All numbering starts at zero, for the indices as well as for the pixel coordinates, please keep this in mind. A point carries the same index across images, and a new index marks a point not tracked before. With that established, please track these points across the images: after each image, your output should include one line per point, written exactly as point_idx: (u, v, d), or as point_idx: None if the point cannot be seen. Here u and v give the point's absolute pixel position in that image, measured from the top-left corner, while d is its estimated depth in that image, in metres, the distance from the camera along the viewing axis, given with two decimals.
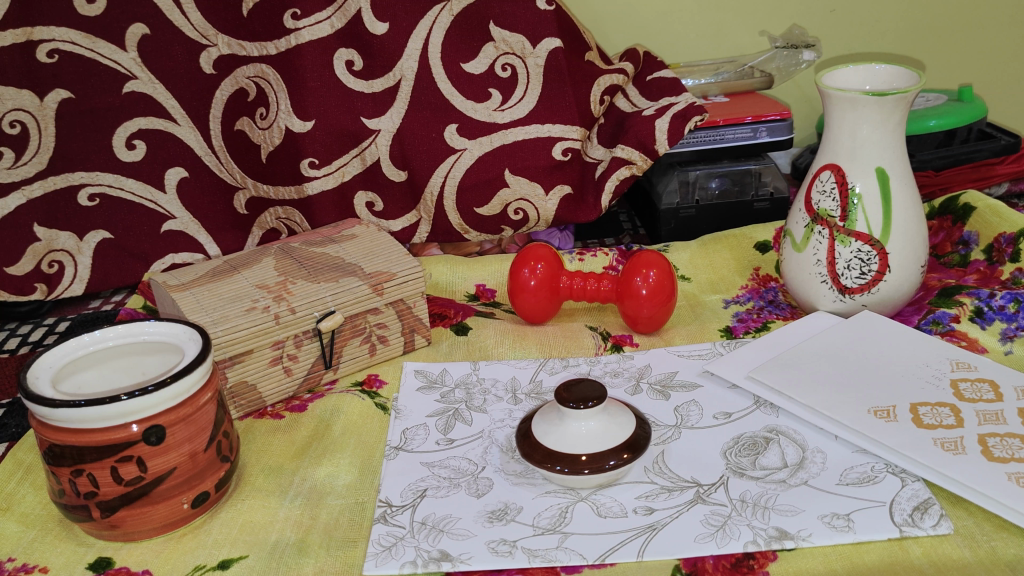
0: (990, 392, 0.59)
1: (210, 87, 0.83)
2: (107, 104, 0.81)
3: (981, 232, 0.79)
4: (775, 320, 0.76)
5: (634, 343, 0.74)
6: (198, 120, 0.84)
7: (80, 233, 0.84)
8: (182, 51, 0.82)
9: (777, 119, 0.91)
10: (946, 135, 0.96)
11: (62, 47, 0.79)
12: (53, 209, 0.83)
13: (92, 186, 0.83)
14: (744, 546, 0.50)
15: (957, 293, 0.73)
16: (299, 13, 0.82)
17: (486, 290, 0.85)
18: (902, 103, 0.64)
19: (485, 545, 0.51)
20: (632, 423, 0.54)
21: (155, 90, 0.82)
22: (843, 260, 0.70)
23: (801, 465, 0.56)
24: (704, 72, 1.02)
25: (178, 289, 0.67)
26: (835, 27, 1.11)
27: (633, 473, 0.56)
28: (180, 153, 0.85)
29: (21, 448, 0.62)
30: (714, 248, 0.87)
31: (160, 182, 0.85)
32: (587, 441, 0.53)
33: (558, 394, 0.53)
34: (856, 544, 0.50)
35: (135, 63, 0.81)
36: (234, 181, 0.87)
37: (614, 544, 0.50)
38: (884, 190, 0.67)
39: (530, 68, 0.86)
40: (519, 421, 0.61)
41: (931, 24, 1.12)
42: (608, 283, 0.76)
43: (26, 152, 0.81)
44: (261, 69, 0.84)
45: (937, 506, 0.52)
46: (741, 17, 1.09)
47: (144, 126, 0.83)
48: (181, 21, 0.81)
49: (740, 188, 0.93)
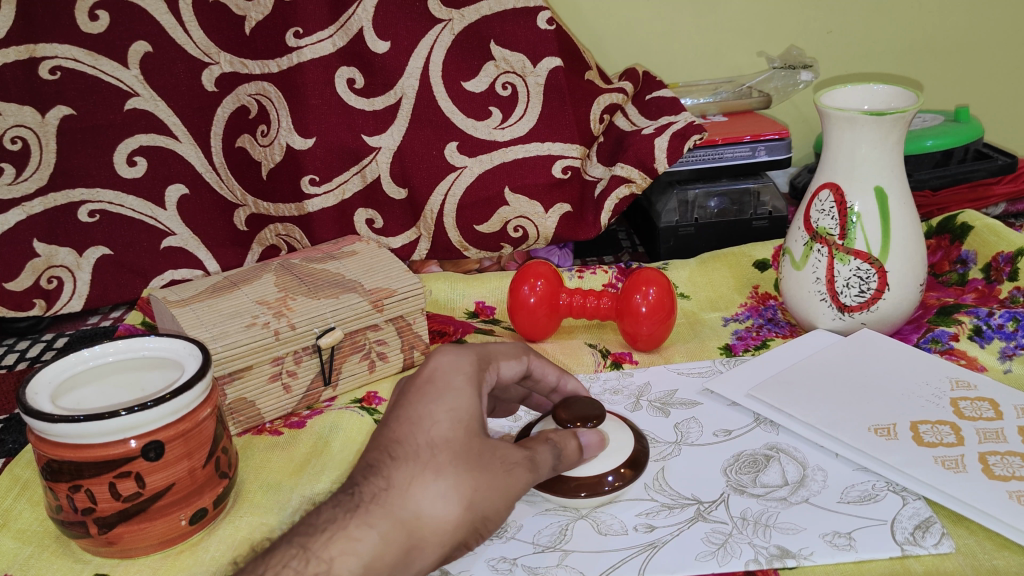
0: (990, 410, 0.59)
1: (212, 104, 0.84)
2: (108, 121, 0.81)
3: (979, 251, 0.79)
4: (775, 338, 0.76)
5: (634, 360, 0.74)
6: (200, 137, 0.84)
7: (79, 249, 0.84)
8: (184, 69, 0.82)
9: (775, 138, 0.91)
10: (944, 155, 0.96)
11: (64, 64, 0.79)
12: (54, 225, 0.83)
13: (92, 204, 0.83)
14: (746, 564, 0.49)
15: (955, 312, 0.74)
16: (301, 32, 0.83)
17: (486, 307, 0.85)
18: (900, 123, 0.65)
19: (485, 563, 0.51)
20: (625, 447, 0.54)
21: (157, 108, 0.82)
22: (841, 278, 0.70)
23: (802, 483, 0.56)
24: (703, 92, 1.03)
25: (178, 305, 0.67)
26: (832, 48, 1.12)
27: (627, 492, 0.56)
28: (181, 171, 0.85)
29: (18, 465, 0.62)
30: (713, 265, 0.88)
31: (160, 200, 0.85)
32: (581, 464, 0.53)
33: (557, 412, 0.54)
34: (858, 564, 0.49)
35: (136, 81, 0.81)
36: (235, 198, 0.87)
37: (614, 562, 0.50)
38: (882, 209, 0.68)
39: (530, 87, 0.87)
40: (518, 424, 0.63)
41: (929, 44, 1.13)
42: (608, 300, 0.76)
43: (26, 167, 0.81)
44: (262, 87, 0.84)
45: (938, 525, 0.51)
46: (738, 38, 1.10)
47: (145, 143, 0.83)
48: (183, 39, 0.81)
49: (739, 207, 0.93)
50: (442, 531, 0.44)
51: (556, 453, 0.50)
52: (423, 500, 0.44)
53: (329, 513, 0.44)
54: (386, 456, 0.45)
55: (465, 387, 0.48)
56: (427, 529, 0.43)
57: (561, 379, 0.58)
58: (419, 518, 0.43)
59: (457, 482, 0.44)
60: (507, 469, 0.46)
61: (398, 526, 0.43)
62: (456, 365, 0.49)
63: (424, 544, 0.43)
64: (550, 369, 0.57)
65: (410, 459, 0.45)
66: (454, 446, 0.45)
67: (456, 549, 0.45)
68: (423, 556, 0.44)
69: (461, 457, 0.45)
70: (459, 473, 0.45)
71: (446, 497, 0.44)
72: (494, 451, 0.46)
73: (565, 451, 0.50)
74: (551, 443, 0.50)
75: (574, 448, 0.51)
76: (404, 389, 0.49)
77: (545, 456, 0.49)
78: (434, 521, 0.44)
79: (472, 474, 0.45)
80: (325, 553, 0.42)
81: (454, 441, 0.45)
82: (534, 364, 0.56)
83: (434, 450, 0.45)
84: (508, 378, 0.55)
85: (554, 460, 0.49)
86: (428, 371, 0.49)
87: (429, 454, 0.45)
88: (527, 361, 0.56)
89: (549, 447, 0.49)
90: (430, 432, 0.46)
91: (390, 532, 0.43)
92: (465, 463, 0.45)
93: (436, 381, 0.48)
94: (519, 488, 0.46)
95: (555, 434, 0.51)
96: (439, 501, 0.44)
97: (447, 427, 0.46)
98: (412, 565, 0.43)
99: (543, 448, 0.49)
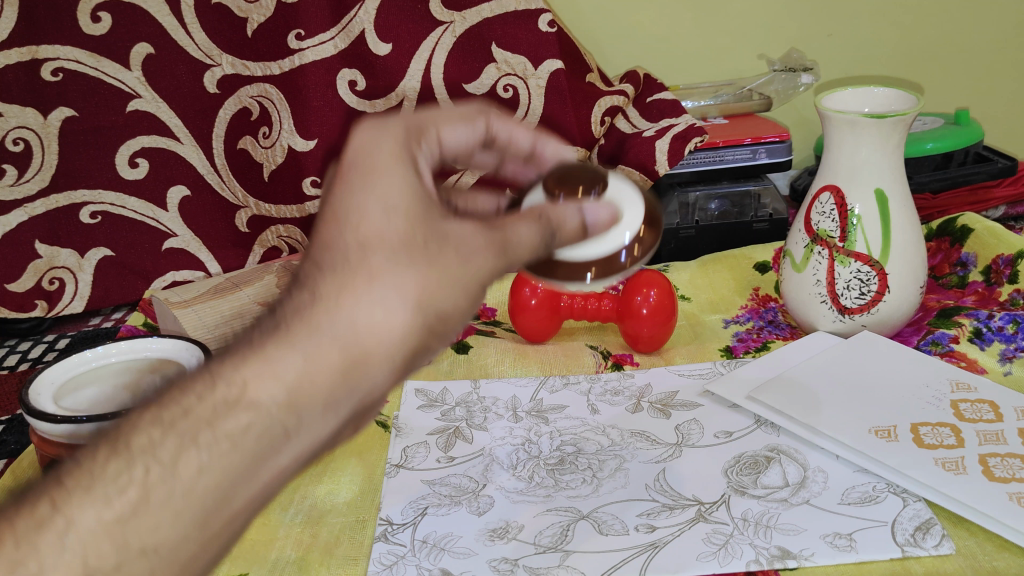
0: (990, 412, 0.60)
1: (214, 106, 0.84)
2: (110, 122, 0.81)
3: (979, 253, 0.80)
4: (775, 340, 0.76)
5: (635, 362, 0.74)
6: (202, 139, 0.84)
7: (81, 250, 0.84)
8: (186, 71, 0.82)
9: (776, 141, 0.92)
10: (943, 158, 0.97)
11: (66, 65, 0.78)
12: (56, 226, 0.83)
13: (93, 205, 0.83)
14: (747, 564, 0.49)
15: (956, 314, 0.74)
16: (303, 34, 0.83)
17: (486, 309, 0.85)
18: (901, 125, 0.65)
19: (487, 563, 0.51)
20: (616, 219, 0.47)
21: (159, 109, 0.82)
22: (842, 280, 0.70)
23: (803, 484, 0.56)
24: (703, 95, 1.03)
25: (180, 306, 0.67)
26: (832, 51, 1.12)
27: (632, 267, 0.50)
28: (182, 172, 0.85)
29: (20, 466, 0.61)
30: (714, 268, 0.88)
31: (161, 200, 0.85)
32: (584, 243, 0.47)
33: (549, 185, 0.48)
34: (859, 565, 0.49)
35: (138, 82, 0.81)
36: (235, 199, 0.87)
37: (616, 562, 0.50)
38: (882, 211, 0.68)
39: (532, 89, 0.87)
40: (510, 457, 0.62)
41: (928, 47, 1.13)
42: (608, 302, 0.76)
43: (28, 169, 0.80)
44: (264, 88, 0.84)
45: (939, 526, 0.52)
46: (739, 41, 1.10)
47: (147, 144, 0.83)
48: (185, 41, 0.81)
49: (739, 210, 0.93)
50: (395, 342, 0.34)
51: (544, 233, 0.42)
52: (363, 310, 0.33)
53: (248, 338, 0.33)
54: (312, 265, 0.34)
55: (396, 164, 0.37)
56: (373, 345, 0.33)
57: (534, 141, 0.51)
58: (362, 331, 0.33)
59: (406, 279, 0.34)
60: (467, 257, 0.37)
61: (334, 347, 0.32)
62: (378, 139, 0.38)
63: (372, 363, 0.34)
64: (512, 128, 0.49)
65: (337, 261, 0.34)
66: (396, 234, 0.35)
67: (414, 360, 0.36)
68: (373, 379, 0.34)
69: (405, 246, 0.35)
70: (408, 267, 0.34)
71: (392, 301, 0.34)
72: (448, 235, 0.37)
73: (558, 228, 0.43)
74: (544, 222, 0.42)
75: (574, 225, 0.44)
76: (330, 178, 0.37)
77: (525, 235, 0.40)
78: (382, 332, 0.33)
79: (423, 265, 0.35)
80: (235, 376, 0.32)
81: (394, 230, 0.35)
82: (493, 123, 0.48)
83: (368, 246, 0.34)
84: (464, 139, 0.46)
85: (541, 241, 0.42)
86: (350, 150, 0.37)
87: (362, 253, 0.34)
88: (484, 123, 0.47)
89: (533, 227, 0.41)
90: (357, 225, 0.34)
91: (322, 355, 0.32)
92: (412, 252, 0.35)
93: (364, 163, 0.37)
94: (483, 274, 0.38)
95: (549, 211, 0.43)
96: (382, 309, 0.34)
97: (382, 216, 0.35)
98: (361, 388, 0.34)
99: (526, 227, 0.41)
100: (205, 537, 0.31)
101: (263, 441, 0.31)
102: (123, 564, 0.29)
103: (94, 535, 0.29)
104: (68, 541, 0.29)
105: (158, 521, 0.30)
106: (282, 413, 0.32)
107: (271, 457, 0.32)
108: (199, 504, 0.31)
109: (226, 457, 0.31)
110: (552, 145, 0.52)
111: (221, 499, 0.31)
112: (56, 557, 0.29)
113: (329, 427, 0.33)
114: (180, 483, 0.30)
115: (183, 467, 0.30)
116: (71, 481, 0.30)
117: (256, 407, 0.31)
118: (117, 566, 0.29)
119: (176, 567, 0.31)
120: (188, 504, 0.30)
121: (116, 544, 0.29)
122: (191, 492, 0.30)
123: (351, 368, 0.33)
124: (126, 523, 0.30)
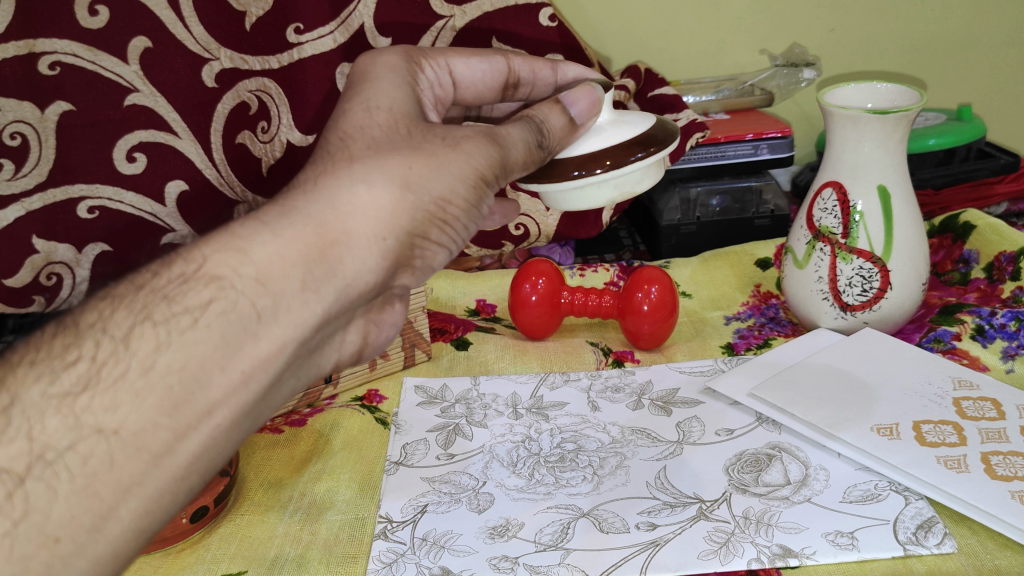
0: (993, 410, 0.59)
1: (212, 100, 0.75)
2: (107, 117, 0.71)
3: (981, 250, 0.79)
4: (776, 338, 0.76)
5: (635, 359, 0.74)
6: (200, 134, 0.76)
7: (79, 245, 0.73)
8: (183, 65, 0.73)
9: (778, 136, 0.90)
10: (945, 154, 0.96)
11: (64, 59, 0.69)
12: (52, 218, 0.72)
13: (91, 199, 0.73)
14: (748, 563, 0.49)
15: (959, 310, 0.74)
16: (301, 28, 0.79)
17: (486, 306, 0.85)
18: (903, 122, 0.64)
19: (486, 561, 0.50)
20: (645, 125, 0.55)
21: (157, 103, 0.73)
22: (844, 276, 0.70)
23: (804, 483, 0.56)
24: (705, 90, 1.03)
25: None
26: (834, 46, 1.12)
27: (641, 177, 0.55)
28: (181, 167, 0.76)
29: None
30: (715, 263, 0.89)
31: (159, 195, 0.75)
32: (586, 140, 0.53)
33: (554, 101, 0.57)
34: (860, 563, 0.49)
35: (136, 76, 0.71)
36: (235, 195, 0.79)
37: (616, 561, 0.50)
38: (885, 207, 0.68)
39: None
40: (495, 408, 0.67)
41: (932, 43, 1.13)
42: (609, 298, 0.76)
43: (25, 164, 0.70)
44: (263, 83, 0.78)
45: (941, 525, 0.51)
46: (741, 35, 1.09)
47: (145, 139, 0.73)
48: (183, 35, 0.73)
49: (740, 206, 0.93)
50: (386, 220, 0.39)
51: (531, 130, 0.48)
52: (347, 188, 0.39)
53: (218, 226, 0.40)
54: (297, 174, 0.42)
55: (395, 79, 0.47)
56: (354, 220, 0.39)
57: (555, 69, 0.60)
58: (345, 210, 0.38)
59: (392, 164, 0.40)
60: (452, 144, 0.43)
61: (309, 226, 0.38)
62: (375, 61, 0.49)
63: (353, 239, 0.38)
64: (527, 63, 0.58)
65: (323, 158, 0.41)
66: (388, 128, 0.42)
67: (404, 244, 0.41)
68: (353, 257, 0.39)
69: (390, 138, 0.42)
70: (396, 155, 0.40)
71: (373, 180, 0.39)
72: (434, 131, 0.43)
73: (546, 124, 0.50)
74: (527, 119, 0.48)
75: (562, 123, 0.51)
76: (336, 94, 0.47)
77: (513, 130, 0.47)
78: (359, 216, 0.39)
79: (407, 154, 0.41)
80: (199, 252, 0.37)
81: (376, 126, 0.42)
82: (510, 61, 0.57)
83: (348, 143, 0.41)
84: (479, 70, 0.56)
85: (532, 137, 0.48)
86: (354, 72, 0.48)
87: (343, 144, 0.41)
88: (501, 61, 0.57)
89: (520, 125, 0.47)
90: (340, 123, 0.43)
91: (298, 233, 0.37)
92: (398, 148, 0.41)
93: (362, 82, 0.46)
94: (476, 157, 0.43)
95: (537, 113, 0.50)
96: (363, 187, 0.39)
97: (364, 114, 0.43)
98: (345, 266, 0.38)
99: (516, 129, 0.47)
100: (175, 426, 0.34)
101: (233, 319, 0.36)
102: (78, 443, 0.33)
103: (40, 407, 0.34)
104: (13, 414, 0.34)
105: (114, 398, 0.33)
106: (253, 290, 0.36)
107: (246, 340, 0.36)
108: (165, 391, 0.34)
109: (194, 341, 0.35)
110: (574, 68, 0.61)
111: (189, 389, 0.34)
112: (5, 433, 0.33)
113: (308, 311, 0.37)
114: (134, 362, 0.34)
115: (137, 345, 0.35)
116: (16, 358, 0.35)
117: (220, 277, 0.36)
118: (71, 446, 0.33)
119: (144, 455, 0.34)
120: (149, 387, 0.34)
121: (70, 424, 0.33)
122: (149, 373, 0.34)
123: (330, 244, 0.38)
124: (77, 400, 0.34)
